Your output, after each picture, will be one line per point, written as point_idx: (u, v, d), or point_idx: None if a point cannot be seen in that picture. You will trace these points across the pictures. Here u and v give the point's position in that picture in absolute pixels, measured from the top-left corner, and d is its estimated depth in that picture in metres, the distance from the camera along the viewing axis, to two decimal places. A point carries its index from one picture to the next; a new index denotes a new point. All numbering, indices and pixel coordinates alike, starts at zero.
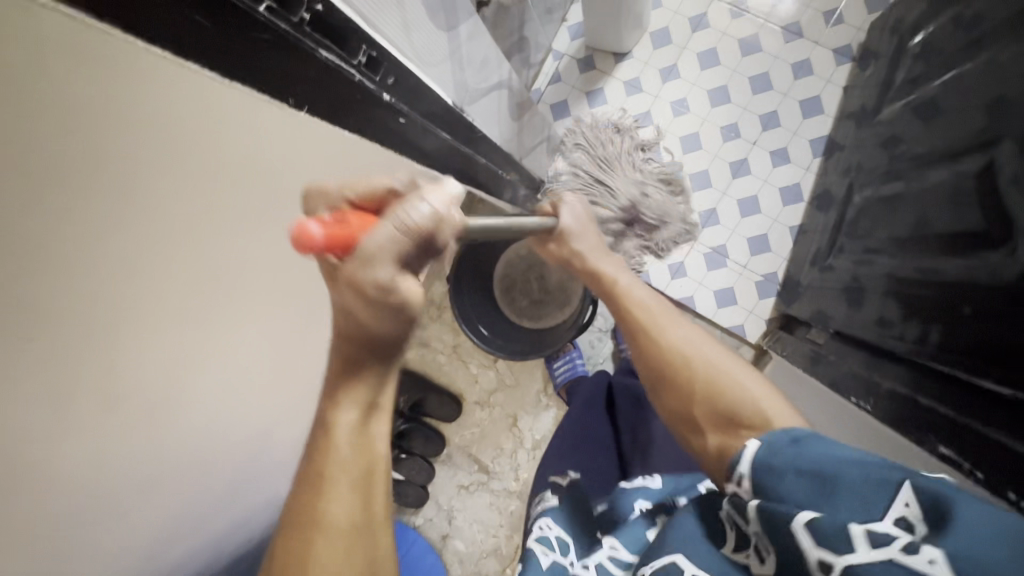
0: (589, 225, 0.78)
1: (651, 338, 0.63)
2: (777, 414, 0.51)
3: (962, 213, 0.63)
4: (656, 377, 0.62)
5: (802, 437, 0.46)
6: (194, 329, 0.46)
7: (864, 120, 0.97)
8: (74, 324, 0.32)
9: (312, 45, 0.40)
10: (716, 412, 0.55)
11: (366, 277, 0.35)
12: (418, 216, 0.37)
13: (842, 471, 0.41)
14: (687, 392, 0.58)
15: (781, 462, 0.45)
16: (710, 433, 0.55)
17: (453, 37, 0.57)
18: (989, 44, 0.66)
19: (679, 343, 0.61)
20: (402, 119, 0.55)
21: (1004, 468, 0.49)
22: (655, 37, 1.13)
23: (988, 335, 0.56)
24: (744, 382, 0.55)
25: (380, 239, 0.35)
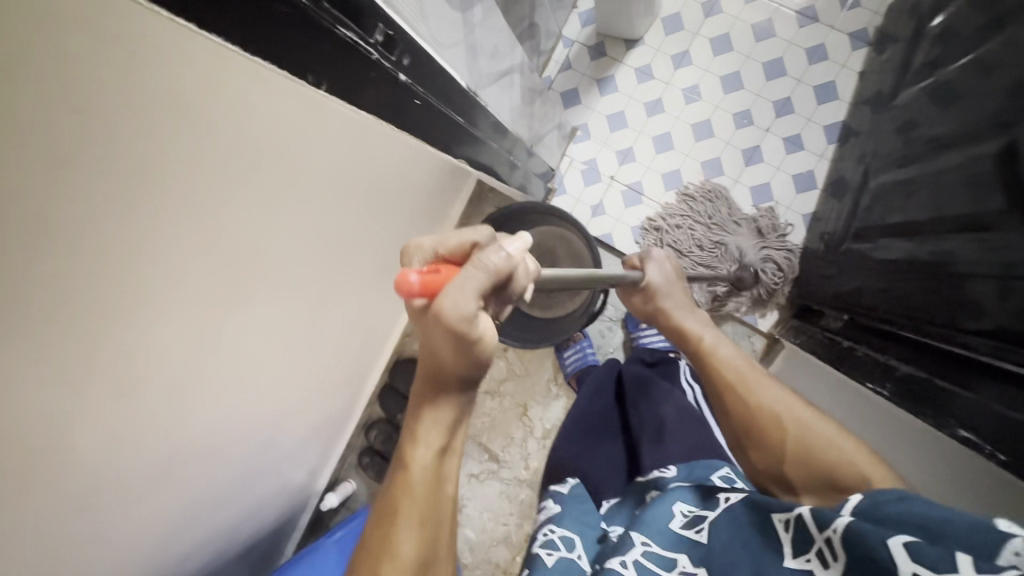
0: (677, 283, 0.76)
1: (738, 395, 0.61)
2: (868, 466, 0.49)
3: (980, 197, 0.62)
4: (739, 435, 0.60)
5: (909, 495, 0.41)
6: (205, 315, 0.47)
7: (879, 105, 0.95)
8: (92, 299, 0.33)
9: (330, 22, 0.35)
10: (808, 469, 0.52)
11: (458, 317, 0.34)
12: (497, 258, 0.36)
13: (945, 519, 0.36)
14: (777, 451, 0.56)
15: (887, 512, 0.41)
16: (804, 493, 0.52)
17: (468, 20, 0.55)
18: (1010, 23, 0.64)
19: (771, 404, 0.59)
20: (417, 101, 0.50)
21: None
22: (667, 23, 1.11)
23: (1011, 320, 0.54)
24: (841, 443, 0.52)
25: (466, 277, 0.35)
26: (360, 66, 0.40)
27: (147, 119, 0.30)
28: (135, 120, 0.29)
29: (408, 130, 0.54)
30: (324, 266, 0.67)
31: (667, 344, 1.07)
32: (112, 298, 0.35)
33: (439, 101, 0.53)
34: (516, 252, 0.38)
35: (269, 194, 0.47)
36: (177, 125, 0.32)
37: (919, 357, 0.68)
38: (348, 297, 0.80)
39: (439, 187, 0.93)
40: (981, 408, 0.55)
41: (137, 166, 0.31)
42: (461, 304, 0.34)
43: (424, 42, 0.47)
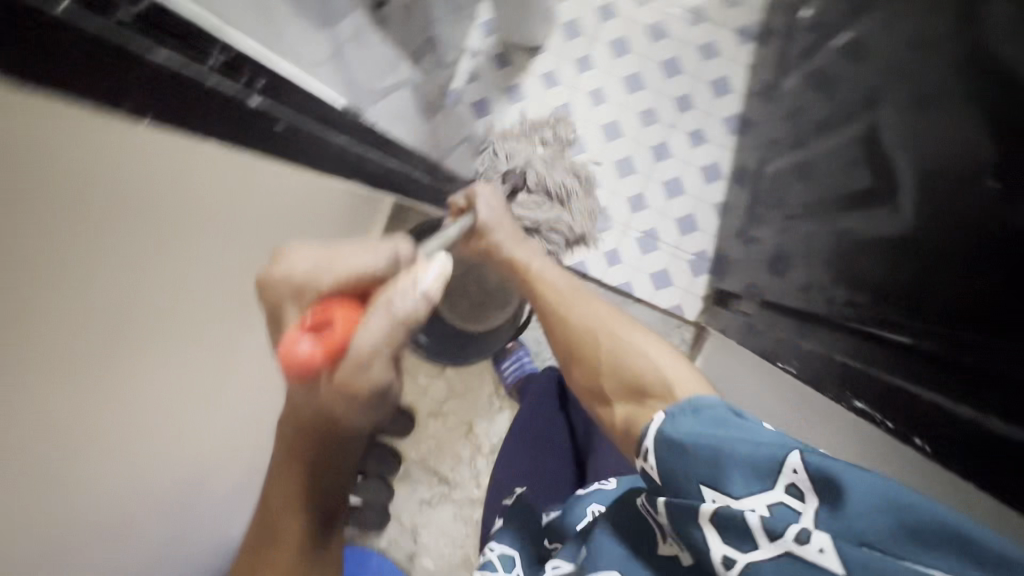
0: (504, 217, 0.76)
1: (561, 315, 0.65)
2: (677, 379, 0.52)
3: (856, 176, 0.66)
4: (565, 351, 0.64)
5: (699, 403, 0.48)
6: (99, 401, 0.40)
7: (767, 96, 1.01)
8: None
9: (146, 52, 0.29)
10: (621, 380, 0.56)
11: (358, 385, 0.36)
12: (401, 303, 0.38)
13: (746, 453, 0.42)
14: (595, 367, 0.59)
15: (681, 440, 0.46)
16: (619, 403, 0.56)
17: (334, 38, 0.52)
18: (865, 12, 0.69)
19: (584, 321, 0.63)
20: (280, 127, 0.44)
21: (940, 428, 0.49)
22: (567, 29, 1.13)
23: (915, 292, 0.53)
24: (643, 349, 0.57)
25: (370, 341, 0.36)
26: (197, 98, 0.35)
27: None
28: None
29: (289, 161, 0.49)
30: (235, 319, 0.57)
31: None
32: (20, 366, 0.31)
33: (319, 126, 0.49)
34: (422, 297, 0.39)
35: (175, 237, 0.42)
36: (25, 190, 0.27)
37: (822, 335, 0.68)
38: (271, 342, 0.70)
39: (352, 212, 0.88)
40: (892, 385, 0.55)
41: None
42: (364, 370, 0.36)
43: (282, 64, 0.43)
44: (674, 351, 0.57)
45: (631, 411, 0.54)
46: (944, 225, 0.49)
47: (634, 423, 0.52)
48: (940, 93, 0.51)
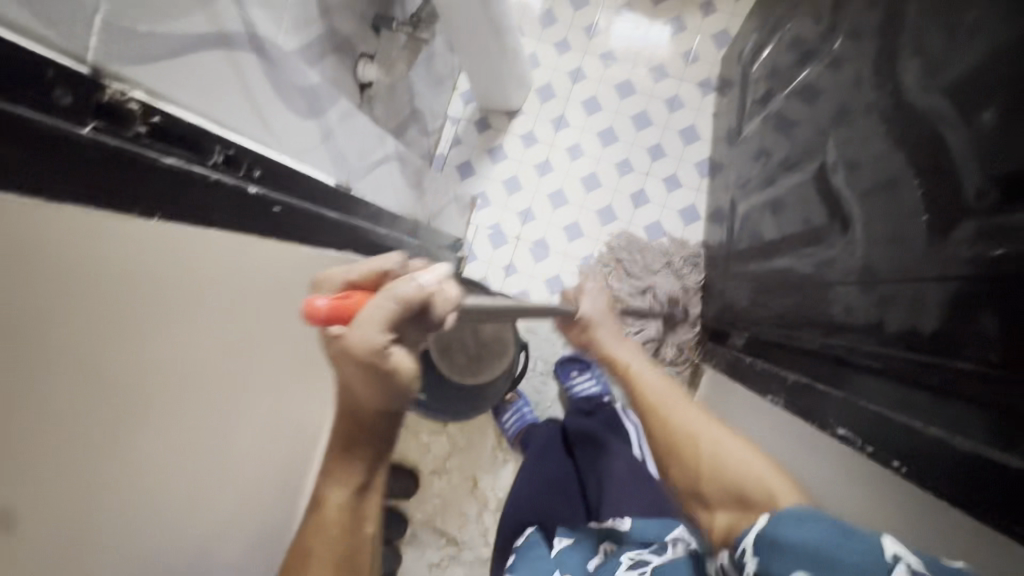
0: (607, 314, 0.87)
1: (660, 417, 0.66)
2: (780, 487, 0.53)
3: (817, 211, 0.70)
4: (662, 452, 0.64)
5: (800, 513, 0.47)
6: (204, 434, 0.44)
7: (732, 140, 1.08)
8: (76, 441, 0.31)
9: (154, 157, 0.33)
10: (723, 488, 0.56)
11: (368, 350, 0.33)
12: (409, 287, 0.35)
13: (844, 554, 0.42)
14: (695, 470, 0.60)
15: (785, 535, 0.46)
16: (720, 511, 0.56)
17: (323, 124, 0.57)
18: (811, 62, 0.76)
19: (689, 425, 0.64)
20: (278, 208, 0.47)
21: (887, 437, 0.49)
22: (540, 92, 1.21)
23: (875, 312, 0.54)
24: (748, 460, 0.57)
25: (377, 309, 0.34)
26: (198, 194, 0.37)
27: (90, 270, 0.29)
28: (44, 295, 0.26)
29: (288, 239, 0.51)
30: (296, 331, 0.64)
31: (599, 387, 1.09)
32: (102, 430, 0.32)
33: (310, 204, 0.52)
34: (431, 282, 0.37)
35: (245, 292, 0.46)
36: (96, 281, 0.29)
37: (802, 364, 0.70)
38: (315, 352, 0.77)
39: None
40: (862, 407, 0.53)
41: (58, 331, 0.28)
42: (368, 336, 0.33)
43: (275, 154, 0.47)
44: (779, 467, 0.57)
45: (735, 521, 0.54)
46: (893, 260, 0.51)
47: (736, 529, 0.53)
48: (878, 131, 0.55)
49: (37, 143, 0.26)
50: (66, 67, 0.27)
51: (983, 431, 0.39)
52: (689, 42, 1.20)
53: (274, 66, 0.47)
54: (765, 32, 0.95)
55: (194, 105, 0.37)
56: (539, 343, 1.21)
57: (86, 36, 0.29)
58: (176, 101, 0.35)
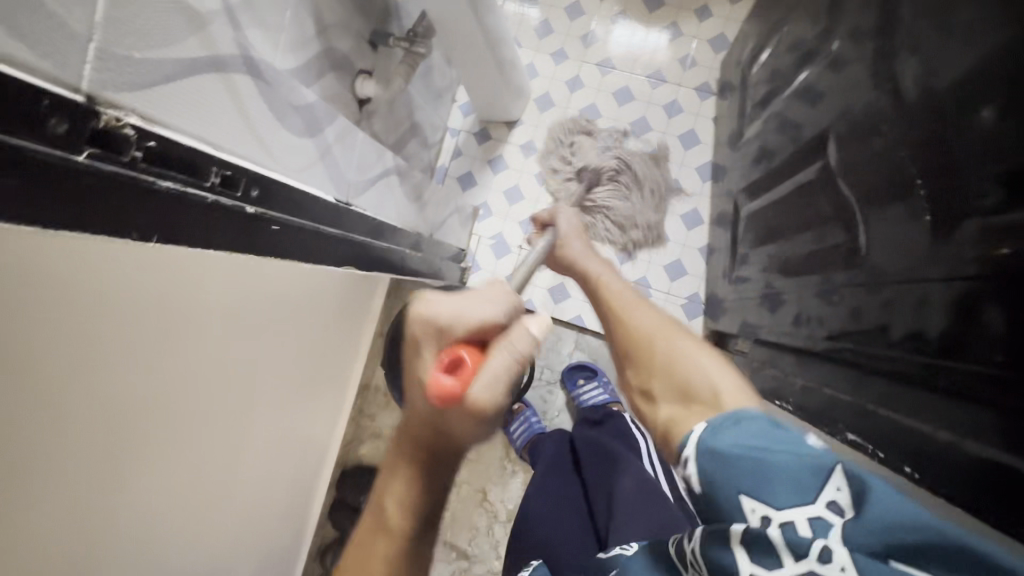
0: (578, 231, 0.86)
1: (621, 321, 0.61)
2: (724, 381, 0.42)
3: (819, 213, 0.69)
4: (624, 358, 0.57)
5: (742, 412, 0.37)
6: (185, 428, 0.46)
7: (733, 143, 1.07)
8: (55, 471, 0.32)
9: (152, 181, 0.33)
10: (671, 382, 0.47)
11: (495, 406, 0.38)
12: (523, 340, 0.41)
13: (782, 457, 0.32)
14: (646, 366, 0.52)
15: (722, 443, 0.35)
16: (664, 405, 0.46)
17: (320, 141, 0.57)
18: (811, 62, 0.75)
19: (643, 328, 0.57)
20: (277, 227, 0.47)
21: (899, 442, 0.48)
22: (539, 102, 1.22)
23: (881, 315, 0.53)
24: (696, 358, 0.47)
25: (498, 366, 0.38)
26: (199, 216, 0.38)
27: (77, 266, 0.31)
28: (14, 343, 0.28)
29: (302, 258, 0.53)
30: (294, 338, 0.66)
31: (606, 397, 1.09)
32: (79, 456, 0.34)
33: (308, 221, 0.52)
34: (537, 330, 0.42)
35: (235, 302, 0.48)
36: (75, 300, 0.31)
37: (810, 369, 0.69)
38: (317, 360, 0.79)
39: (359, 305, 0.92)
40: (873, 413, 0.52)
41: (30, 372, 0.29)
42: (496, 390, 0.38)
43: (273, 173, 0.47)
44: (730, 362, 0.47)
45: (677, 413, 0.43)
46: (901, 262, 0.50)
47: (674, 427, 0.42)
48: (878, 132, 0.55)
49: (33, 171, 0.26)
50: (58, 95, 0.27)
51: (983, 431, 0.39)
52: (687, 47, 1.20)
53: (272, 88, 0.48)
54: (763, 35, 0.95)
55: (191, 129, 0.37)
56: (545, 352, 1.21)
57: (79, 65, 0.29)
58: (172, 125, 0.35)
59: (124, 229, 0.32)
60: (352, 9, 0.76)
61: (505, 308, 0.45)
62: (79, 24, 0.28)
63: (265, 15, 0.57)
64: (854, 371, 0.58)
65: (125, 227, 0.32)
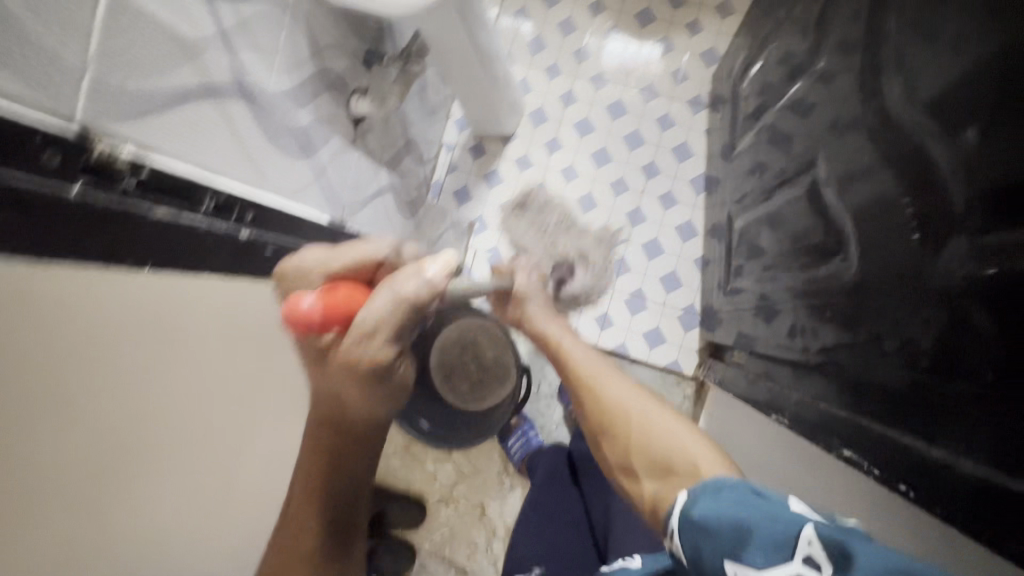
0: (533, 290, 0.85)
1: (595, 394, 0.63)
2: (706, 459, 0.49)
3: (812, 226, 0.70)
4: (599, 431, 0.60)
5: (718, 483, 0.44)
6: (201, 455, 0.42)
7: (726, 155, 1.08)
8: (71, 493, 0.29)
9: (144, 209, 0.34)
10: (653, 463, 0.53)
11: (365, 358, 0.40)
12: (408, 284, 0.41)
13: (757, 522, 0.38)
14: (624, 444, 0.57)
15: (704, 513, 0.42)
16: (648, 482, 0.53)
17: (315, 163, 0.58)
18: (801, 77, 0.76)
19: (621, 399, 0.60)
20: (269, 250, 0.48)
21: (892, 460, 0.48)
22: (533, 116, 1.23)
23: (870, 331, 0.54)
24: (676, 434, 0.54)
25: (373, 313, 0.40)
26: (193, 241, 0.38)
27: (86, 287, 0.29)
28: (20, 354, 0.24)
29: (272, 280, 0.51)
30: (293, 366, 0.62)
31: None
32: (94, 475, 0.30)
33: (298, 241, 0.53)
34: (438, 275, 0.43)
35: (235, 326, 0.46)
36: (87, 320, 0.29)
37: (806, 382, 0.69)
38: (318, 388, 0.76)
39: None
40: (866, 429, 0.53)
41: (33, 391, 0.25)
42: (365, 346, 0.39)
43: (265, 197, 0.47)
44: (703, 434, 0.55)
45: (659, 492, 0.50)
46: (886, 275, 0.51)
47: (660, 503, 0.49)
48: (868, 147, 0.55)
49: (29, 208, 0.26)
50: (50, 128, 0.28)
51: (974, 448, 0.39)
52: (678, 61, 1.22)
53: (268, 112, 0.49)
54: (754, 50, 0.97)
55: (186, 156, 0.38)
56: (543, 365, 1.20)
57: (72, 98, 0.29)
58: (165, 150, 0.36)
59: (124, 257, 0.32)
60: (347, 28, 0.77)
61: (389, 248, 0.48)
62: (74, 58, 0.28)
63: None
64: (846, 387, 0.59)
65: (123, 254, 0.32)
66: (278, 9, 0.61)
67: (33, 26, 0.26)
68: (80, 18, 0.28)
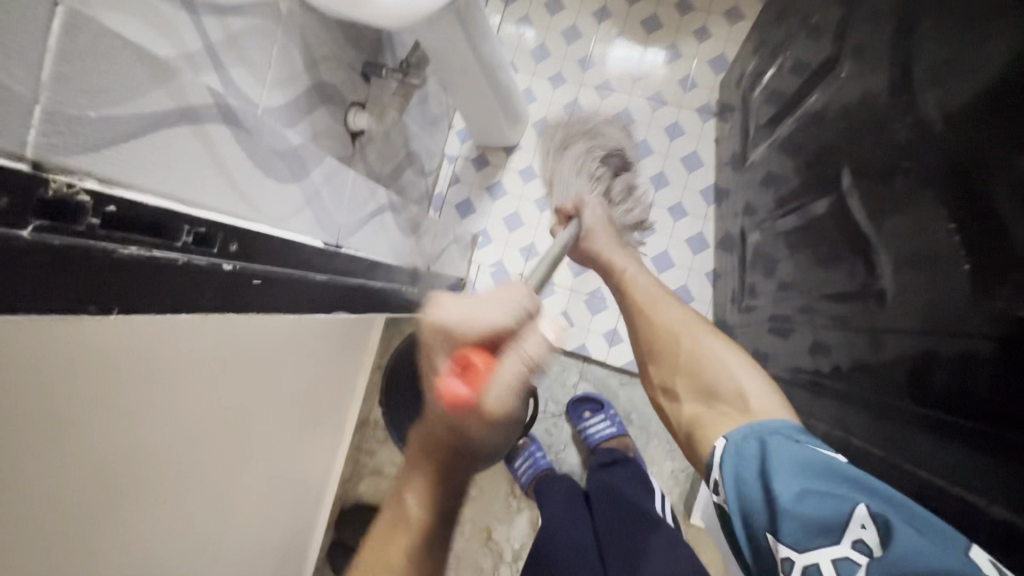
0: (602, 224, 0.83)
1: (647, 316, 0.74)
2: (749, 386, 0.59)
3: (835, 245, 0.66)
4: (647, 352, 0.72)
5: (777, 434, 0.51)
6: (183, 421, 0.48)
7: (737, 165, 1.04)
8: (43, 427, 0.34)
9: (109, 249, 0.30)
10: (698, 385, 0.64)
11: (504, 418, 0.37)
12: (531, 349, 0.40)
13: (812, 492, 0.44)
14: (675, 362, 0.68)
15: (752, 466, 0.49)
16: (688, 400, 0.65)
17: (307, 185, 0.54)
18: (818, 86, 0.73)
19: (672, 326, 0.71)
20: (258, 279, 0.44)
21: (948, 515, 0.44)
22: (537, 127, 1.19)
23: (913, 367, 0.49)
24: (724, 360, 0.63)
25: (508, 385, 0.37)
26: (167, 279, 0.35)
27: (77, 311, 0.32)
28: (6, 336, 0.29)
29: (272, 310, 0.49)
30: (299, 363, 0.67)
31: (615, 430, 1.06)
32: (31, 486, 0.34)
33: (292, 269, 0.49)
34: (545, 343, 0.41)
35: (246, 336, 0.51)
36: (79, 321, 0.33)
37: (831, 412, 0.65)
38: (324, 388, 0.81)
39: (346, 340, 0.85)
40: (910, 476, 0.49)
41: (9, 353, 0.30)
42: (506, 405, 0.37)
43: (253, 224, 0.44)
44: (750, 364, 0.63)
45: (699, 410, 0.62)
46: (929, 302, 0.47)
47: (699, 418, 0.61)
48: (903, 164, 0.51)
49: None
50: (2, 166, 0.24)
51: None
52: (686, 68, 1.18)
53: (253, 135, 0.45)
54: (766, 57, 0.93)
55: (161, 188, 0.35)
56: (549, 384, 1.16)
57: (23, 129, 0.25)
58: (135, 184, 0.32)
59: (73, 303, 0.29)
60: (343, 40, 0.74)
61: (511, 302, 0.45)
62: (24, 84, 0.25)
63: (247, 53, 0.54)
64: (879, 424, 0.55)
65: (79, 298, 0.29)
66: (269, 23, 0.58)
67: None
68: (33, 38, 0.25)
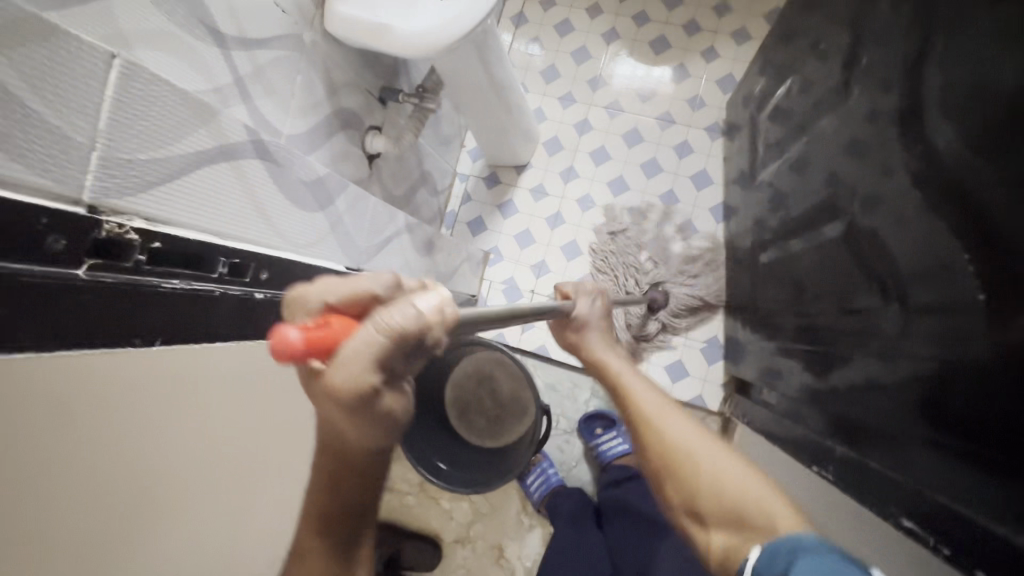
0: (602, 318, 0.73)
1: (650, 428, 0.54)
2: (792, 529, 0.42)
3: (849, 266, 0.66)
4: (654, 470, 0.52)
5: (800, 541, 0.40)
6: (216, 498, 0.41)
7: (745, 183, 1.05)
8: (89, 509, 0.28)
9: (154, 284, 0.33)
10: (724, 509, 0.46)
11: (349, 393, 0.26)
12: (397, 316, 0.27)
13: None
14: (688, 487, 0.49)
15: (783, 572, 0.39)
16: (715, 531, 0.46)
17: (332, 214, 0.56)
18: (826, 109, 0.74)
19: (679, 440, 0.52)
20: (286, 306, 0.48)
21: (962, 540, 0.44)
22: (547, 146, 1.21)
23: (926, 389, 0.50)
24: (772, 507, 0.44)
25: (355, 351, 0.26)
26: (202, 309, 0.37)
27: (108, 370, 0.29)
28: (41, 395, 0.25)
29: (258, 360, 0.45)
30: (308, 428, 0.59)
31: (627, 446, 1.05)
32: (91, 548, 0.29)
33: None
34: (430, 307, 0.29)
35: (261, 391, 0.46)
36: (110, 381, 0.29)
37: (846, 432, 0.65)
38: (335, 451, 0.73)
39: None
40: (926, 498, 0.49)
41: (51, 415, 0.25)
42: (354, 379, 0.26)
43: (281, 253, 0.46)
44: (770, 477, 0.48)
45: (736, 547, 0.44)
46: (942, 326, 0.49)
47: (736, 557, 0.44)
48: (914, 189, 0.52)
49: (26, 296, 0.25)
50: (60, 210, 0.26)
51: None
52: (694, 88, 1.20)
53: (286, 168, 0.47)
54: (774, 78, 0.94)
55: (200, 223, 0.37)
56: (560, 400, 1.17)
57: (76, 176, 0.27)
58: (176, 222, 0.34)
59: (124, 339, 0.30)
60: (361, 66, 0.76)
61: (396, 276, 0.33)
62: (78, 132, 0.27)
63: (272, 84, 0.56)
64: (892, 445, 0.55)
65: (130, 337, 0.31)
66: (292, 54, 0.60)
67: (33, 102, 0.24)
68: (84, 87, 0.26)
